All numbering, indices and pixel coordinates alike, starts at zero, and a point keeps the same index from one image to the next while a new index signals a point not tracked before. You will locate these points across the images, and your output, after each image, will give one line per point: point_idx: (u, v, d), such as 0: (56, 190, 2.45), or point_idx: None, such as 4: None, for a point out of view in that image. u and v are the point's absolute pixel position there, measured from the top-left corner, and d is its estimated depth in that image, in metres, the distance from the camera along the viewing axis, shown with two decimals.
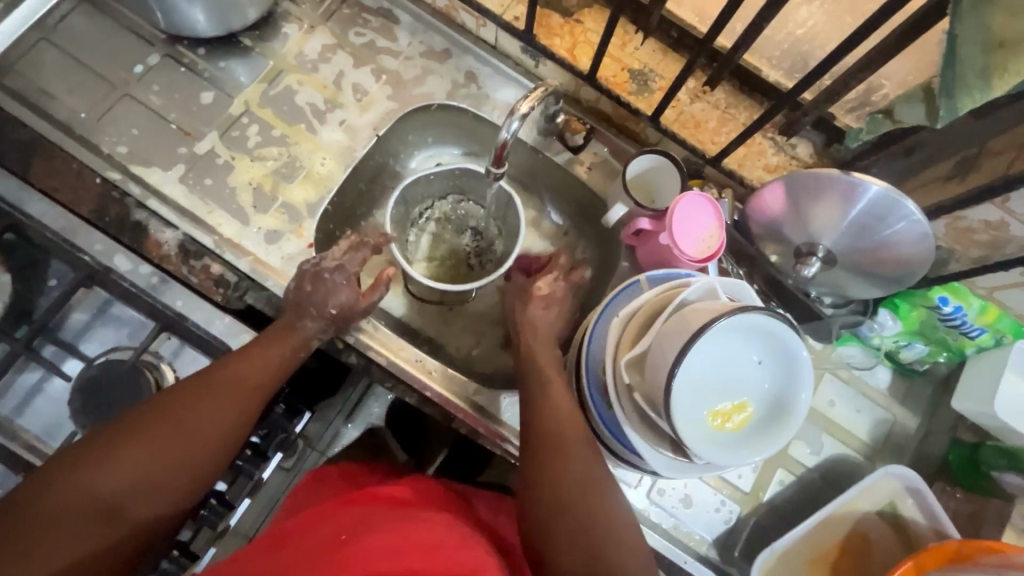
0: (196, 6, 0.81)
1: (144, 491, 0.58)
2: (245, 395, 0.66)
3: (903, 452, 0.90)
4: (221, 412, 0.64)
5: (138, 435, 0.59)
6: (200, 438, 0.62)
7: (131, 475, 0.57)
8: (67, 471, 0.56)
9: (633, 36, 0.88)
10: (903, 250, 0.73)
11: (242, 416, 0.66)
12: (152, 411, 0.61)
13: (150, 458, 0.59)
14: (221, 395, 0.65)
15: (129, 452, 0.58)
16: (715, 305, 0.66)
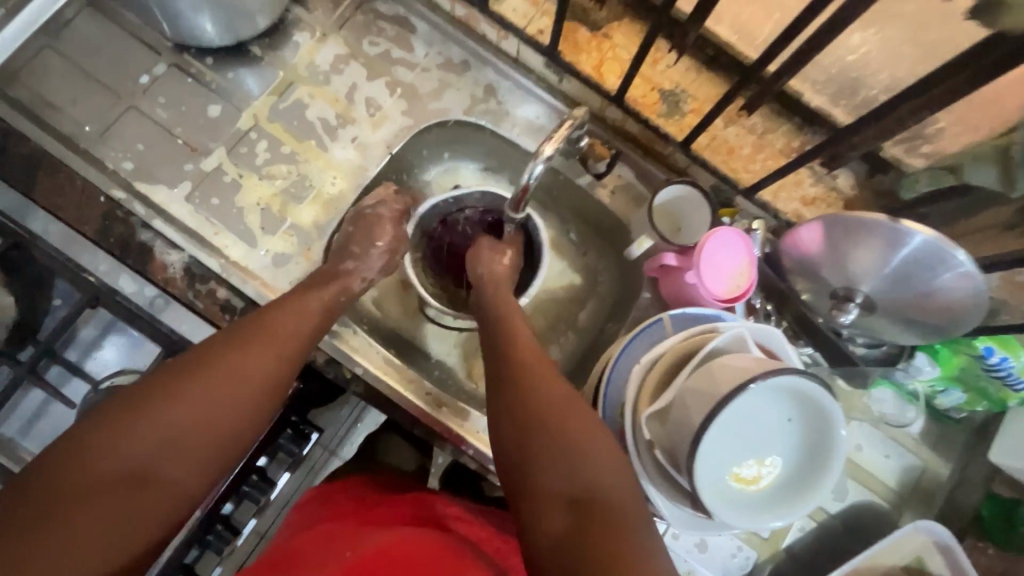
0: (204, 17, 0.77)
1: (182, 451, 0.53)
2: (285, 346, 0.63)
3: (931, 501, 0.86)
4: (259, 364, 0.61)
5: (177, 385, 0.55)
6: (239, 390, 0.58)
7: (168, 432, 0.53)
8: (100, 432, 0.51)
9: (666, 54, 0.83)
10: (952, 300, 0.68)
11: (284, 367, 0.62)
12: (190, 363, 0.57)
13: (190, 412, 0.54)
14: (266, 340, 0.62)
15: (167, 406, 0.54)
16: (744, 364, 0.61)
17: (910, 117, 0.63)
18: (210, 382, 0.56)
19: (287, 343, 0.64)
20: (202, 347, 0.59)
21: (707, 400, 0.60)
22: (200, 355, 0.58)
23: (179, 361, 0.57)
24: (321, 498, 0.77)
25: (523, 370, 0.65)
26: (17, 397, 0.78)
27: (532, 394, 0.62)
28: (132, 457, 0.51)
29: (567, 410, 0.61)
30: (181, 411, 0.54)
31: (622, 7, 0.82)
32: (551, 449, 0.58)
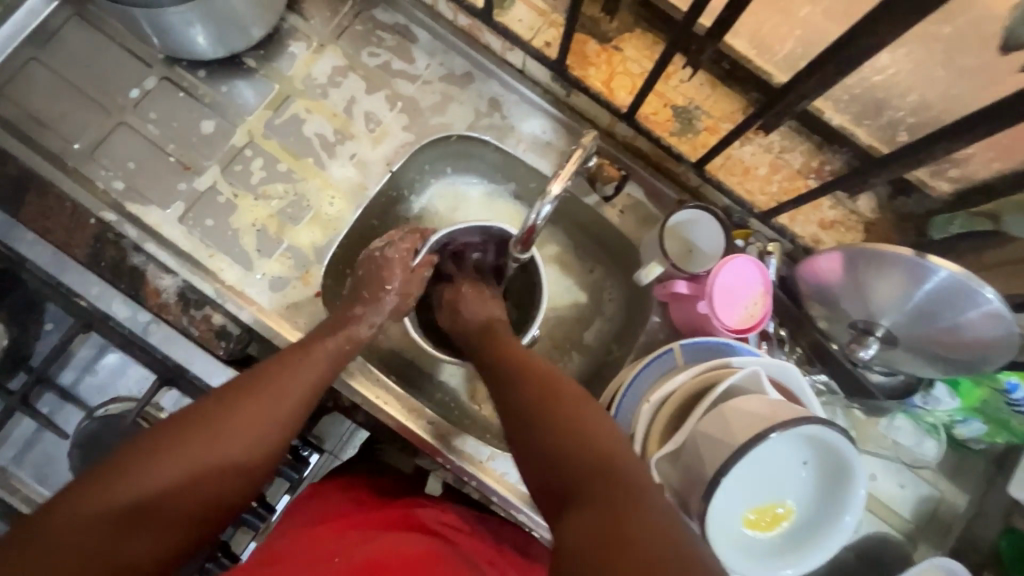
0: (194, 30, 0.73)
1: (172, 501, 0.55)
2: (282, 402, 0.63)
3: (947, 532, 0.83)
4: (261, 417, 0.61)
5: (174, 441, 0.56)
6: (233, 446, 0.59)
7: (159, 484, 0.54)
8: (96, 482, 0.52)
9: (681, 68, 0.79)
10: (978, 337, 0.64)
11: (280, 426, 0.62)
12: (190, 419, 0.58)
13: (183, 466, 0.56)
14: (269, 392, 0.62)
15: (163, 460, 0.55)
16: (759, 409, 0.58)
17: (942, 151, 0.58)
18: (206, 440, 0.58)
19: (285, 399, 0.63)
20: (203, 402, 0.60)
21: (722, 448, 0.57)
22: (201, 411, 0.59)
23: (180, 415, 0.59)
24: (317, 501, 0.76)
25: (514, 365, 0.65)
26: (8, 426, 0.77)
27: (519, 383, 0.62)
28: (120, 508, 0.52)
29: (558, 389, 0.59)
30: (176, 465, 0.56)
31: (634, 18, 0.79)
32: (542, 423, 0.56)
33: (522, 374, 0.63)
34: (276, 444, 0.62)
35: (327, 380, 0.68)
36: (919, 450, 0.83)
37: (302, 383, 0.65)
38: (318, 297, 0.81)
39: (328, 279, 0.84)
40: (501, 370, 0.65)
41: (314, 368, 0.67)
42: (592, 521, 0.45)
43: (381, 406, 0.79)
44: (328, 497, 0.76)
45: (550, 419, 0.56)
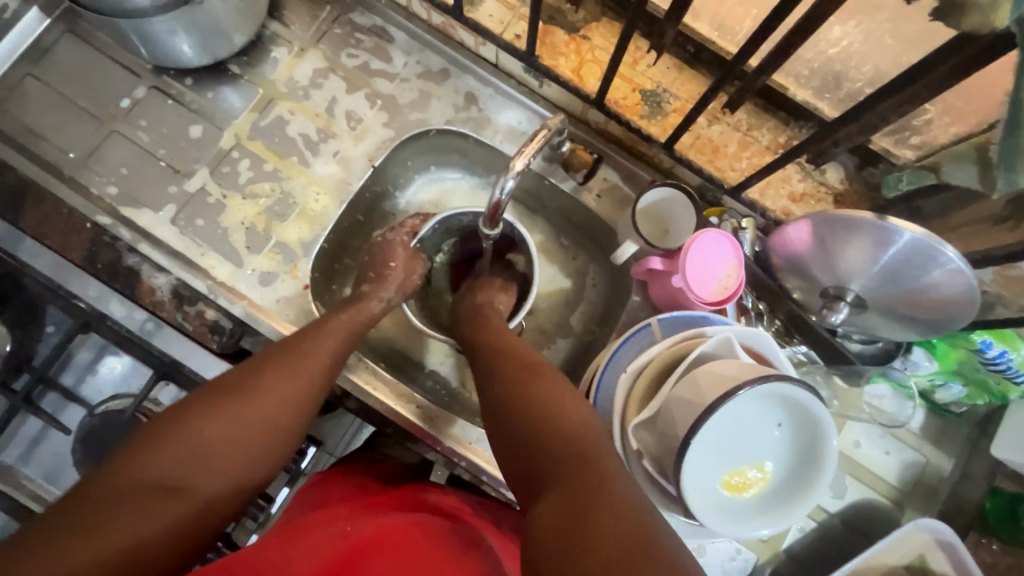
0: (178, 39, 0.77)
1: (216, 468, 0.55)
2: (311, 370, 0.63)
3: (935, 497, 0.84)
4: (289, 389, 0.61)
5: (209, 411, 0.56)
6: (270, 413, 0.59)
7: (199, 450, 0.54)
8: (138, 455, 0.52)
9: (646, 53, 0.81)
10: (943, 297, 0.66)
11: (310, 392, 0.63)
12: (222, 389, 0.59)
13: (220, 431, 0.56)
14: (295, 365, 0.63)
15: (202, 427, 0.55)
16: (729, 371, 0.60)
17: (891, 113, 0.60)
18: (241, 405, 0.58)
19: (311, 367, 0.64)
20: (231, 375, 0.61)
21: (694, 410, 0.59)
22: (232, 381, 0.60)
23: (210, 388, 0.59)
24: (320, 488, 0.72)
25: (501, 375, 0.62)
26: (14, 426, 0.80)
27: (500, 380, 0.62)
28: (162, 474, 0.52)
29: (542, 392, 0.58)
30: (215, 434, 0.55)
31: (600, 7, 0.82)
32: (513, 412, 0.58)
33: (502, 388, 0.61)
34: (308, 411, 0.63)
35: (348, 350, 0.69)
36: (898, 413, 0.85)
37: (327, 353, 0.66)
38: (306, 290, 0.83)
39: (317, 273, 0.86)
40: (489, 378, 0.64)
41: (336, 338, 0.68)
42: (557, 519, 0.46)
43: (371, 391, 0.82)
44: (330, 483, 0.72)
45: (523, 430, 0.56)
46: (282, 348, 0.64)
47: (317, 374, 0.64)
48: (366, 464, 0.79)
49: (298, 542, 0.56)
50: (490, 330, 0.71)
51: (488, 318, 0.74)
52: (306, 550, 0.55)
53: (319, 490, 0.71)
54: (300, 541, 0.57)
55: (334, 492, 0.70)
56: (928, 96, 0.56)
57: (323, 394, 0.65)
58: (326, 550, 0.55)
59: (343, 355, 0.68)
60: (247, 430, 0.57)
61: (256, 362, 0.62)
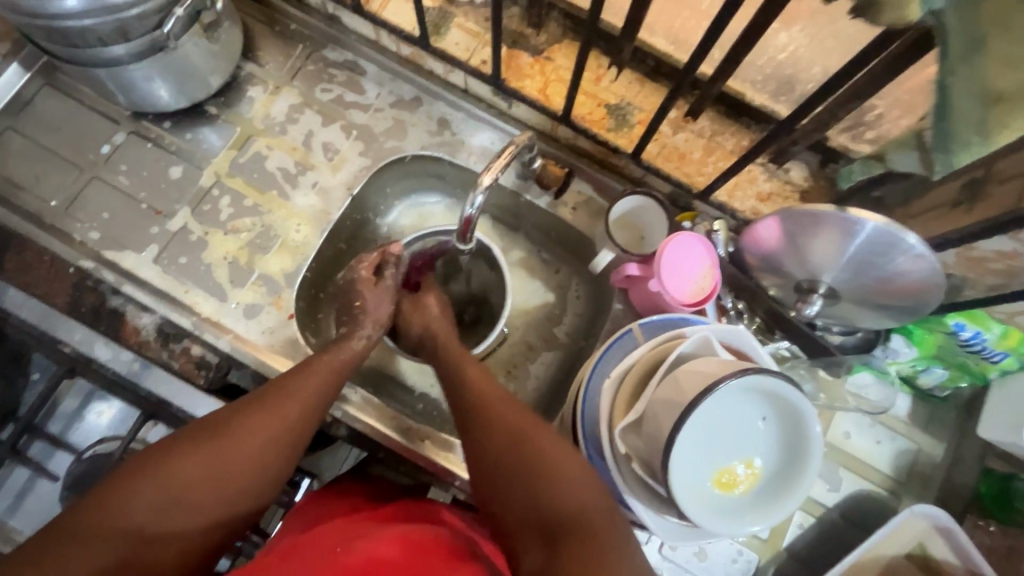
0: (154, 84, 0.79)
1: (187, 510, 0.54)
2: (292, 412, 0.62)
3: (929, 483, 0.84)
4: (271, 430, 0.60)
5: (185, 454, 0.56)
6: (245, 454, 0.58)
7: (176, 492, 0.54)
8: (112, 494, 0.52)
9: (607, 70, 0.84)
10: (911, 282, 0.68)
11: (291, 435, 0.62)
12: (201, 430, 0.58)
13: (197, 473, 0.55)
14: (278, 406, 0.62)
15: (175, 472, 0.54)
16: (709, 368, 0.61)
17: (842, 109, 0.63)
18: (221, 446, 0.57)
19: (294, 412, 0.62)
20: (216, 414, 0.60)
21: (677, 409, 0.60)
22: (216, 424, 0.59)
23: (187, 428, 0.58)
24: (313, 510, 0.71)
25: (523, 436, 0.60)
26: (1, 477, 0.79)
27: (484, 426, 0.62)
28: (139, 516, 0.52)
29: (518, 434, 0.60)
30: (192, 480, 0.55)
31: (561, 29, 0.85)
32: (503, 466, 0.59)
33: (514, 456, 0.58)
34: (289, 458, 0.62)
35: (333, 390, 0.68)
36: (883, 400, 0.86)
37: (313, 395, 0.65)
38: (291, 320, 0.84)
39: (302, 302, 0.87)
40: (475, 426, 0.63)
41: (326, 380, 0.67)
42: None
43: (361, 416, 0.82)
44: (323, 504, 0.72)
45: (544, 500, 0.55)
46: (270, 388, 0.63)
47: (301, 420, 0.62)
48: (366, 482, 0.80)
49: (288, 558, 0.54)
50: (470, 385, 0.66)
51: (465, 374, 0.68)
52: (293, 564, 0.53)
53: (315, 510, 0.70)
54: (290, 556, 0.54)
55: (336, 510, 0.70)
56: (872, 90, 0.59)
57: (303, 437, 0.63)
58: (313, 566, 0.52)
59: (329, 395, 0.67)
60: (220, 474, 0.56)
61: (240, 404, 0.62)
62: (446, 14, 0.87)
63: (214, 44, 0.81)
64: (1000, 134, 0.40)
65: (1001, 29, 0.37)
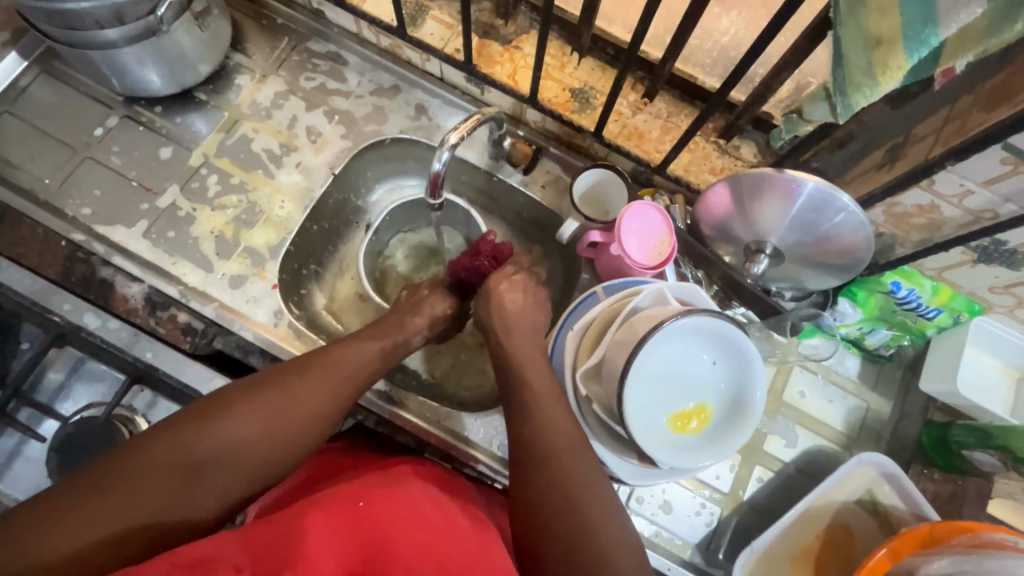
0: (147, 69, 0.85)
1: (235, 465, 0.60)
2: (339, 389, 0.67)
3: (879, 438, 0.90)
4: (317, 402, 0.65)
5: (234, 413, 0.61)
6: (292, 421, 0.63)
7: (227, 445, 0.59)
8: (175, 433, 0.58)
9: (570, 57, 0.91)
10: (846, 239, 0.74)
11: (333, 409, 0.66)
12: (258, 390, 0.63)
13: (248, 430, 0.61)
14: (329, 380, 0.67)
15: (222, 427, 0.59)
16: (660, 312, 0.66)
17: (775, 80, 0.71)
18: (270, 409, 0.62)
19: (304, 396, 0.64)
20: (271, 377, 0.65)
21: (631, 347, 0.65)
22: (265, 387, 0.64)
23: (245, 386, 0.64)
24: (311, 462, 0.77)
25: (574, 494, 0.61)
26: None
27: (530, 457, 0.64)
28: (193, 460, 0.58)
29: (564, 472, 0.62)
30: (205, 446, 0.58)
31: (528, 22, 0.93)
32: (554, 495, 0.61)
33: (557, 510, 0.60)
34: (315, 437, 0.65)
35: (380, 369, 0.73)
36: (823, 350, 0.91)
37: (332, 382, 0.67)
38: (274, 289, 0.88)
39: (285, 275, 0.91)
40: (528, 462, 0.64)
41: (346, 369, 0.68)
42: None
43: None
44: (322, 457, 0.78)
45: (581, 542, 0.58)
46: (294, 369, 0.66)
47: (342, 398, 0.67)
48: (357, 439, 0.83)
49: (311, 507, 0.57)
50: (541, 415, 0.66)
51: (543, 403, 0.67)
52: (320, 517, 0.55)
53: (314, 464, 0.76)
54: (313, 506, 0.57)
55: (335, 463, 0.76)
56: (798, 61, 0.66)
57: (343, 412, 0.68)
58: (341, 522, 0.56)
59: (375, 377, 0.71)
60: (265, 436, 0.61)
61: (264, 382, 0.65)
62: (422, 8, 0.94)
63: (204, 32, 0.86)
64: (885, 74, 0.46)
65: None
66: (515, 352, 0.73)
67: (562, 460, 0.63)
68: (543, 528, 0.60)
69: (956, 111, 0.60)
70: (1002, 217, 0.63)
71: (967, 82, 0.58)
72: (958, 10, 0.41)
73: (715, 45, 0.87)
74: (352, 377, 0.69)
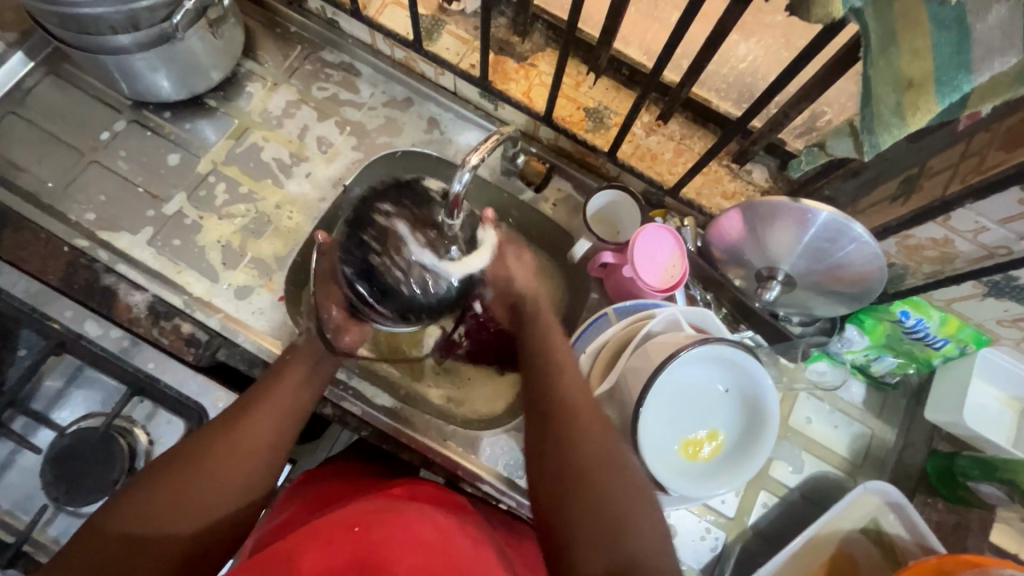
0: (159, 74, 0.83)
1: (184, 510, 0.57)
2: (274, 410, 0.67)
3: (883, 466, 0.90)
4: (258, 425, 0.65)
5: (172, 465, 0.60)
6: (238, 451, 0.63)
7: (173, 492, 0.58)
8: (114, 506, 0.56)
9: (586, 76, 0.91)
10: (859, 269, 0.75)
11: (276, 430, 0.66)
12: (196, 441, 0.63)
13: (191, 472, 0.59)
14: (262, 404, 0.67)
15: (162, 480, 0.58)
16: (675, 339, 0.66)
17: (792, 111, 0.71)
18: (211, 450, 0.62)
19: (270, 415, 0.67)
20: (208, 427, 0.65)
21: (645, 374, 0.65)
22: (205, 435, 0.63)
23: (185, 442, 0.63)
24: (312, 483, 0.76)
25: (612, 484, 0.57)
26: None
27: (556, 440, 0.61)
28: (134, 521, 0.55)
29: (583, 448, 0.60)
30: (189, 482, 0.59)
31: (544, 39, 0.93)
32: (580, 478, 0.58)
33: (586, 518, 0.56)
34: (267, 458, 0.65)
35: (315, 387, 0.74)
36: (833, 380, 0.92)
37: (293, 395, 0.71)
38: (281, 301, 0.87)
39: (292, 287, 0.90)
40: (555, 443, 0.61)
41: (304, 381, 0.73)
42: None
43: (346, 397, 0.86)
44: (322, 477, 0.77)
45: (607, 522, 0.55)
46: (230, 413, 0.66)
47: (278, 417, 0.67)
48: (356, 465, 0.82)
49: (307, 542, 0.55)
50: (567, 413, 0.63)
51: (567, 398, 0.64)
52: (317, 551, 0.54)
53: (313, 485, 0.75)
54: (311, 540, 0.56)
55: (331, 490, 0.73)
56: (817, 92, 0.66)
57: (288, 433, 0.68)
58: (338, 555, 0.54)
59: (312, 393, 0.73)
60: (211, 473, 0.60)
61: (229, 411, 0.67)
62: (438, 21, 0.94)
63: (218, 39, 0.85)
64: (915, 116, 0.46)
65: (912, 22, 0.43)
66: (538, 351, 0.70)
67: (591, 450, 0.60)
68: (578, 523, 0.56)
69: (973, 148, 0.60)
70: (1015, 254, 0.64)
71: (985, 120, 0.59)
72: (992, 59, 0.42)
73: (731, 71, 0.88)
74: (287, 396, 0.70)
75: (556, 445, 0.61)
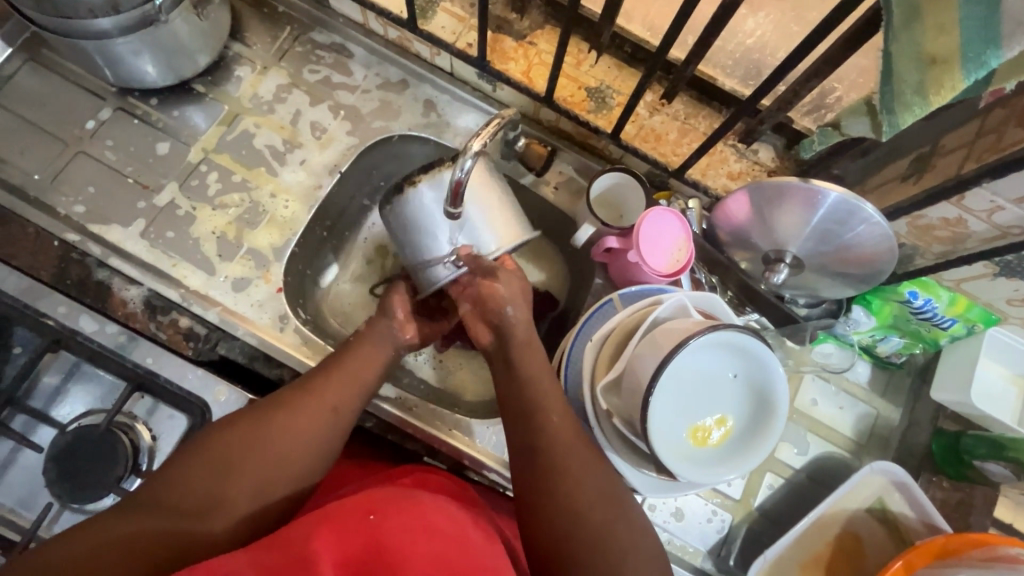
0: (143, 60, 0.80)
1: (236, 478, 0.59)
2: (332, 390, 0.68)
3: (888, 444, 0.90)
4: (317, 402, 0.66)
5: (234, 431, 0.62)
6: (295, 426, 0.64)
7: (230, 459, 0.60)
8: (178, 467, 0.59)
9: (587, 54, 0.88)
10: (870, 249, 0.73)
11: (333, 410, 0.67)
12: (259, 412, 0.65)
13: (248, 441, 0.61)
14: (324, 383, 0.69)
15: (220, 446, 0.60)
16: (683, 326, 0.65)
17: (803, 87, 0.69)
18: (270, 422, 0.63)
19: (330, 394, 0.68)
20: (272, 400, 0.67)
21: (654, 362, 0.64)
22: (267, 407, 0.65)
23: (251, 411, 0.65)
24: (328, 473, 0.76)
25: (602, 507, 0.60)
26: None
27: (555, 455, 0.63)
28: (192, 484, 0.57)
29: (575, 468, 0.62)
30: (246, 451, 0.60)
31: (543, 16, 0.89)
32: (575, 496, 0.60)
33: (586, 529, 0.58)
34: (322, 436, 0.65)
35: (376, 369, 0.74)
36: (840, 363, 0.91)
37: (352, 376, 0.71)
38: (279, 293, 0.85)
39: (289, 277, 0.89)
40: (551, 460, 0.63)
41: (364, 369, 0.73)
42: None
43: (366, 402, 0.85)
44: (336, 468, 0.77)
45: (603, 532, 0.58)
46: (296, 389, 0.68)
47: (337, 398, 0.68)
48: (360, 457, 0.81)
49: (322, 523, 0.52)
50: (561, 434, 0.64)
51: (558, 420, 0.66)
52: (331, 533, 0.51)
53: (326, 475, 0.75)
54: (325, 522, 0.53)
55: (340, 477, 0.74)
56: (830, 69, 0.64)
57: (346, 416, 0.68)
58: (352, 537, 0.51)
59: (374, 377, 0.73)
60: (265, 444, 0.62)
61: (274, 399, 0.67)
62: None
63: (203, 21, 0.82)
64: (938, 94, 0.44)
65: None
66: (525, 367, 0.70)
67: (581, 476, 0.62)
68: (570, 540, 0.58)
69: (989, 125, 0.58)
70: None
71: (1005, 95, 0.57)
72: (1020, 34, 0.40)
73: (737, 47, 0.85)
74: (348, 377, 0.71)
75: (550, 463, 0.63)
